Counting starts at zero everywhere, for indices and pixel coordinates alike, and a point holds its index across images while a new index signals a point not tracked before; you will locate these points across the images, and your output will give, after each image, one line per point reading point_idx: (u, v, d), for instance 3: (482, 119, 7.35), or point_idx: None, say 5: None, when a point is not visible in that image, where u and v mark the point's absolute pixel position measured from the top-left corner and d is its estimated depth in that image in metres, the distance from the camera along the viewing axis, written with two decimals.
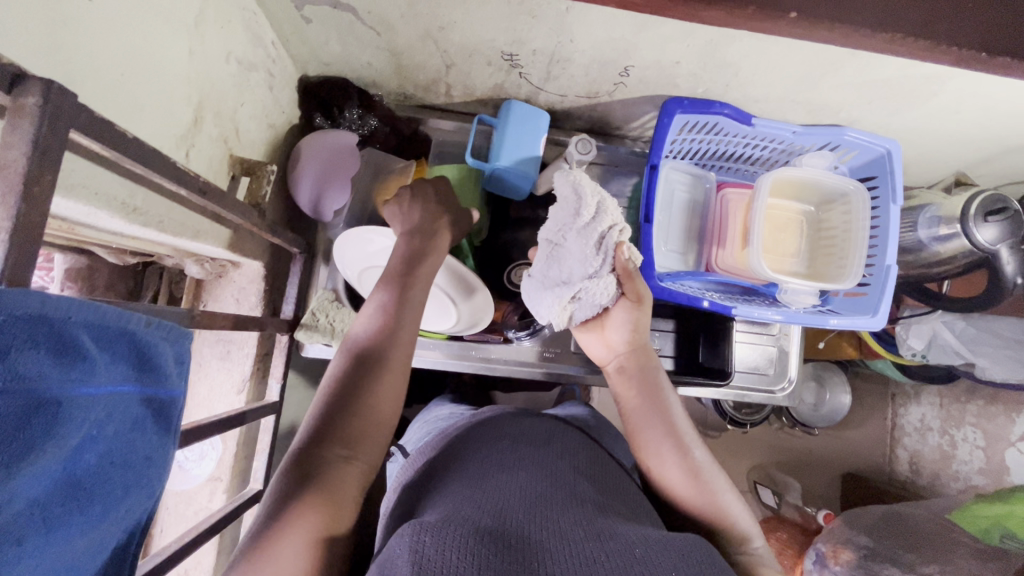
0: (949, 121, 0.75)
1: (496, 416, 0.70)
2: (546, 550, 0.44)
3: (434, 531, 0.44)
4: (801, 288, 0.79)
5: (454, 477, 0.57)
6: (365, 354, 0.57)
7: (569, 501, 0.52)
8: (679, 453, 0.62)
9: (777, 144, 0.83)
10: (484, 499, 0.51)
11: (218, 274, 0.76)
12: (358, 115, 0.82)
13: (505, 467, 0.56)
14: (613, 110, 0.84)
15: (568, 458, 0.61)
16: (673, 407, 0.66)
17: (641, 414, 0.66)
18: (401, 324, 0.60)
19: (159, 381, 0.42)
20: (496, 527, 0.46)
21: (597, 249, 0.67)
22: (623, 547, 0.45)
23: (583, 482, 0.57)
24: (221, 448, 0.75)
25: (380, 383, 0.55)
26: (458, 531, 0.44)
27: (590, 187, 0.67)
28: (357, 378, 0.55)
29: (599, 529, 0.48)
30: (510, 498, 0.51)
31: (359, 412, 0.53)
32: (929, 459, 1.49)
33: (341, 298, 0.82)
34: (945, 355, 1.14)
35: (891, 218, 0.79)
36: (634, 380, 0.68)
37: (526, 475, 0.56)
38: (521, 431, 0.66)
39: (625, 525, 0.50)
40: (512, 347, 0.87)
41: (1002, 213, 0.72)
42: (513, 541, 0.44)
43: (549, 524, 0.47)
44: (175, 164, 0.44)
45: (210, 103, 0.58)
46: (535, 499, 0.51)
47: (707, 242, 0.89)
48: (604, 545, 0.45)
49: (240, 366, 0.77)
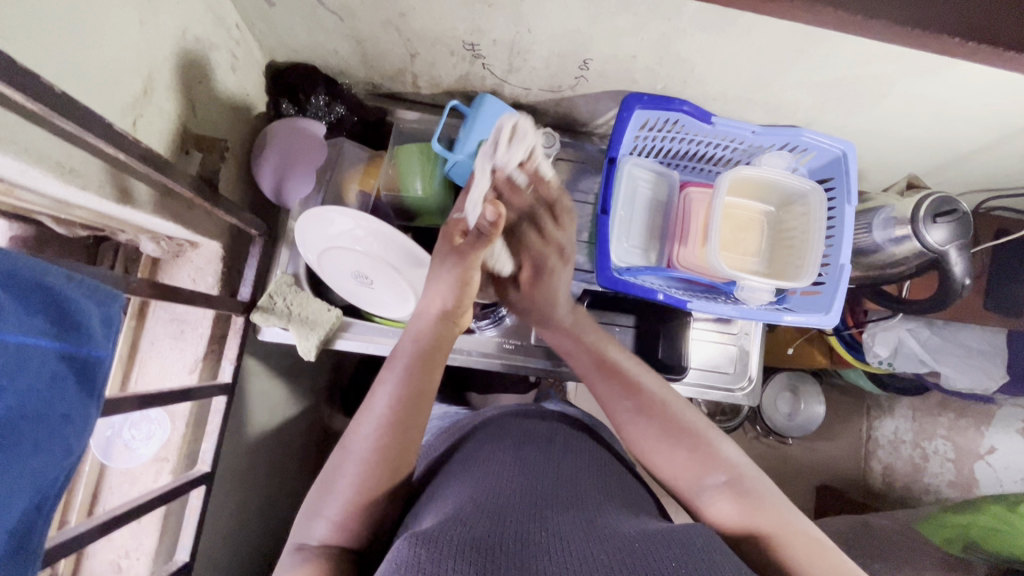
0: (901, 125, 0.77)
1: (498, 420, 0.73)
2: (547, 549, 0.46)
3: (430, 537, 0.45)
4: (757, 284, 0.81)
5: (457, 479, 0.60)
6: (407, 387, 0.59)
7: (573, 501, 0.55)
8: (631, 402, 0.65)
9: (737, 144, 0.84)
10: (484, 502, 0.52)
11: (174, 254, 0.76)
12: (325, 102, 0.82)
13: (506, 467, 0.60)
14: (577, 106, 0.85)
15: (574, 460, 0.65)
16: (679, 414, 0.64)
17: (594, 372, 0.69)
18: (429, 381, 0.60)
19: (83, 340, 0.43)
20: (495, 530, 0.47)
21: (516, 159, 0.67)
22: (626, 543, 0.47)
23: (585, 483, 0.60)
24: (169, 428, 0.74)
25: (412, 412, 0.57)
26: (455, 536, 0.45)
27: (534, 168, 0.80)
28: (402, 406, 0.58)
29: (601, 528, 0.50)
30: (510, 502, 0.53)
31: (386, 460, 0.55)
32: (901, 472, 1.50)
33: (300, 282, 0.83)
34: (910, 363, 1.15)
35: (846, 218, 0.81)
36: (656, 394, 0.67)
37: (527, 478, 0.58)
38: (524, 432, 0.69)
39: (626, 521, 0.53)
40: (474, 337, 0.88)
41: (950, 216, 0.74)
42: (511, 544, 0.46)
43: (552, 528, 0.49)
44: (110, 126, 0.45)
45: (163, 78, 0.58)
46: (535, 501, 0.54)
47: (669, 239, 0.91)
48: (607, 543, 0.47)
49: (194, 346, 0.76)
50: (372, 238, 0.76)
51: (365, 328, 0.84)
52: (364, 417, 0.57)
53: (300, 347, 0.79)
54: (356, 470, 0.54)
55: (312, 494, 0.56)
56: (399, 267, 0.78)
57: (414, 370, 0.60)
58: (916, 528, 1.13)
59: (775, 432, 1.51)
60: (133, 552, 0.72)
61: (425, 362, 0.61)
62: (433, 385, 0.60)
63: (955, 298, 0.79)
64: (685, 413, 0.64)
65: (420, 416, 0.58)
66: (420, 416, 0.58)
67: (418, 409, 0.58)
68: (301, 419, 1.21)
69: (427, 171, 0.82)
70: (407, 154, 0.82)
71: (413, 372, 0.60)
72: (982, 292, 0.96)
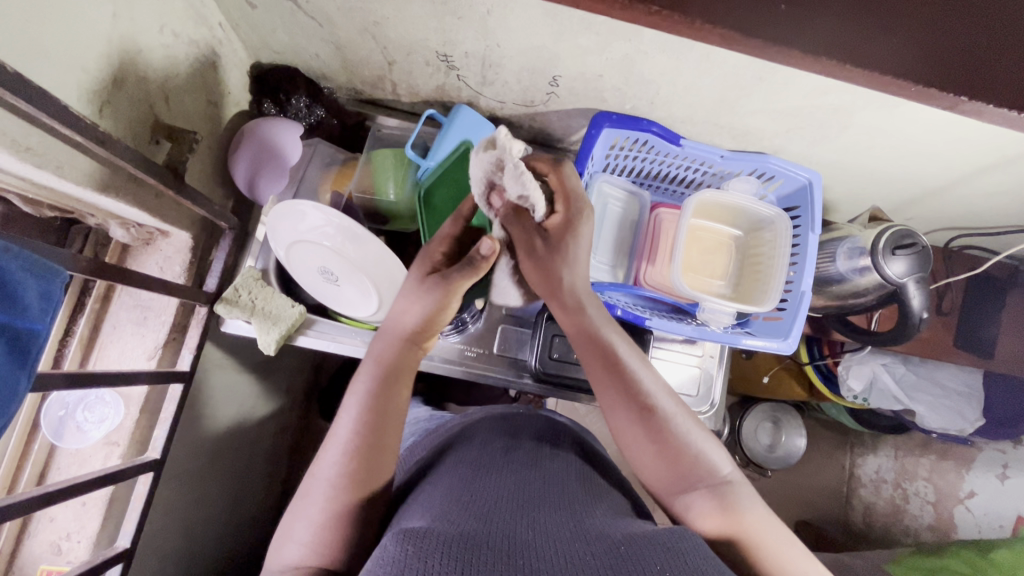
0: (865, 156, 0.78)
1: (482, 419, 0.74)
2: (535, 549, 0.46)
3: (416, 540, 0.45)
4: (718, 307, 0.82)
5: (445, 479, 0.59)
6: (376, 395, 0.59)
7: (559, 503, 0.55)
8: (634, 411, 0.60)
9: (706, 168, 0.86)
10: (470, 503, 0.53)
11: (145, 242, 0.77)
12: (305, 103, 0.85)
13: (495, 469, 0.60)
14: (551, 121, 0.87)
15: (559, 461, 0.65)
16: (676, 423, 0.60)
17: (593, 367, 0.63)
18: (394, 401, 0.60)
19: (17, 312, 0.44)
20: (479, 530, 0.48)
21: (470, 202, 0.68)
22: (610, 545, 0.47)
23: (571, 483, 0.61)
24: (123, 412, 0.75)
25: (382, 417, 0.58)
26: (440, 538, 0.45)
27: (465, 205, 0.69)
28: (371, 416, 0.58)
29: (588, 529, 0.51)
30: (496, 503, 0.53)
31: (353, 484, 0.54)
32: (881, 512, 1.47)
33: (267, 277, 0.85)
34: (884, 399, 1.13)
35: (809, 246, 0.81)
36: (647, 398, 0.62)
37: (514, 479, 0.58)
38: (514, 435, 0.69)
39: (609, 522, 0.53)
40: (437, 343, 0.88)
41: (908, 249, 0.74)
42: (499, 544, 0.46)
43: (539, 529, 0.49)
44: (65, 108, 0.47)
45: (134, 69, 0.61)
46: (523, 503, 0.54)
47: (637, 257, 0.91)
48: (594, 543, 0.47)
49: (155, 332, 0.77)
50: (340, 235, 0.77)
51: (329, 327, 0.85)
52: (331, 443, 0.57)
53: (259, 341, 0.79)
54: (324, 496, 0.54)
55: (286, 519, 0.56)
56: (363, 266, 0.78)
57: (378, 390, 0.60)
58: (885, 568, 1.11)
59: (754, 463, 1.48)
60: (74, 535, 0.71)
61: (392, 385, 0.60)
62: (399, 400, 0.60)
63: (915, 330, 0.79)
64: (685, 426, 0.60)
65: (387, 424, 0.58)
66: (388, 436, 0.58)
67: (382, 425, 0.58)
68: (273, 417, 1.21)
69: (400, 173, 0.84)
70: (381, 159, 0.83)
71: (376, 395, 0.59)
72: (953, 329, 0.96)
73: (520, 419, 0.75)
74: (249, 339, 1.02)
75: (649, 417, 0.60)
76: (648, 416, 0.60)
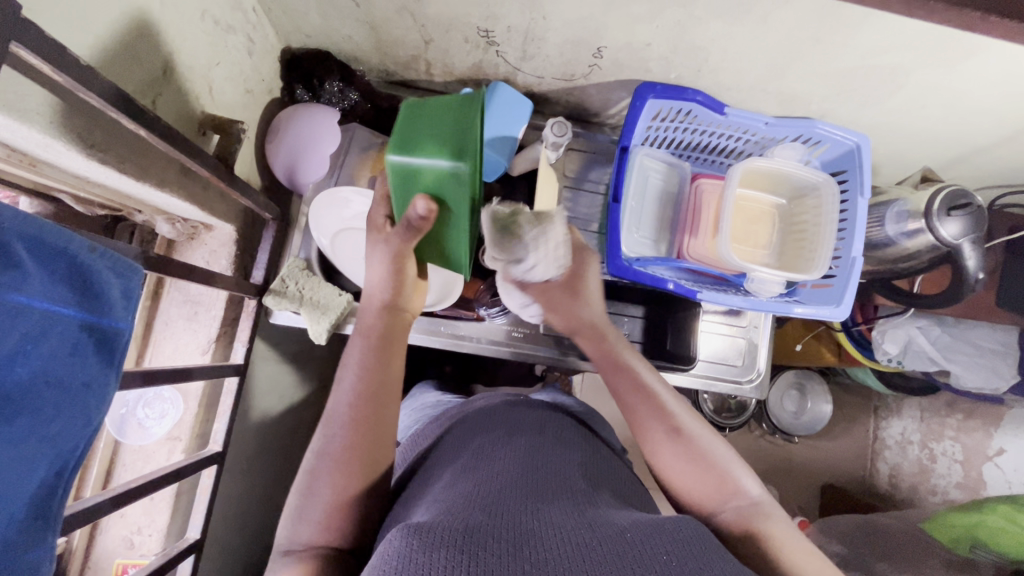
0: (916, 116, 0.77)
1: (491, 406, 0.74)
2: (541, 539, 0.44)
3: (424, 534, 0.43)
4: (768, 276, 0.80)
5: (453, 470, 0.59)
6: (373, 377, 0.60)
7: (565, 490, 0.54)
8: (665, 427, 0.63)
9: (749, 136, 0.84)
10: (476, 493, 0.51)
11: (189, 236, 0.77)
12: (339, 88, 0.83)
13: (502, 459, 0.58)
14: (589, 95, 0.85)
15: (563, 447, 0.64)
16: (701, 441, 0.62)
17: (622, 390, 0.67)
18: (388, 373, 0.61)
19: (103, 310, 0.43)
20: (487, 521, 0.46)
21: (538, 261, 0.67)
22: (618, 533, 0.45)
23: (575, 469, 0.59)
24: (182, 408, 0.75)
25: (382, 399, 0.59)
26: (445, 529, 0.44)
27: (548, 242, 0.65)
28: (374, 399, 0.59)
29: (594, 517, 0.49)
30: (502, 494, 0.51)
31: (355, 457, 0.56)
32: (908, 472, 1.53)
33: (312, 267, 0.83)
34: (920, 361, 1.15)
35: (858, 211, 0.81)
36: (653, 408, 0.64)
37: (518, 465, 0.57)
38: (516, 421, 0.69)
39: (617, 513, 0.51)
40: (483, 325, 0.88)
41: (964, 209, 0.73)
42: (504, 534, 0.44)
43: (543, 517, 0.48)
44: (131, 101, 0.46)
45: (180, 57, 0.59)
46: (528, 494, 0.52)
47: (679, 230, 0.90)
48: (600, 530, 0.46)
49: (206, 328, 0.77)
50: None
51: None
52: (331, 417, 0.59)
53: (310, 331, 0.79)
54: (330, 471, 0.55)
55: (290, 500, 0.56)
56: None
57: (372, 362, 0.61)
58: (922, 528, 1.22)
59: (781, 431, 1.51)
60: (145, 529, 0.72)
61: (385, 353, 0.62)
62: (395, 372, 0.62)
63: (970, 291, 0.78)
64: (717, 448, 0.62)
65: (382, 403, 0.59)
66: (387, 399, 0.60)
67: (381, 404, 0.59)
68: (314, 406, 1.23)
69: None
70: None
71: (373, 366, 0.61)
72: (994, 289, 0.97)
73: (539, 407, 0.75)
74: (289, 329, 1.03)
75: (677, 434, 0.63)
76: (680, 437, 0.62)
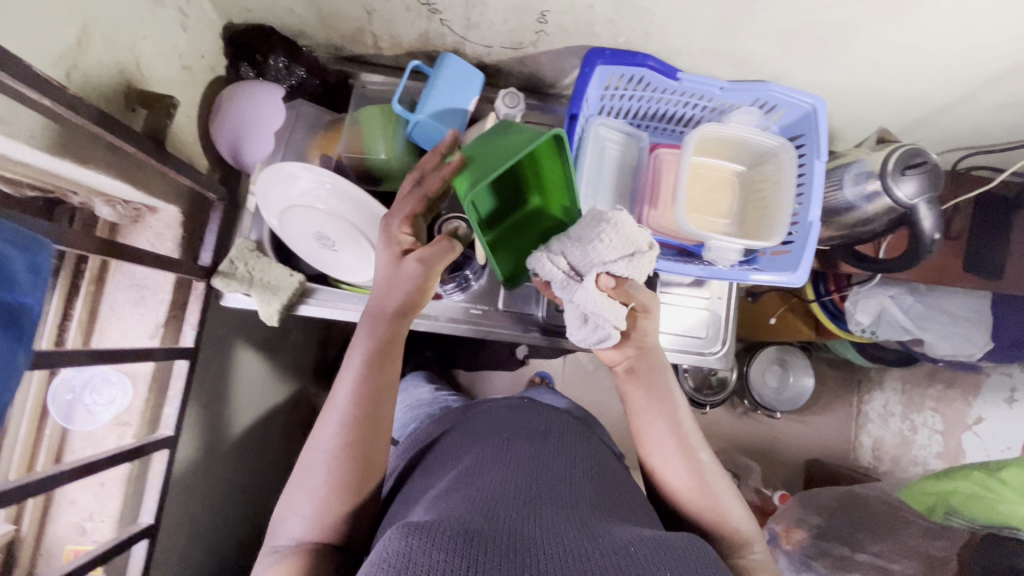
0: (871, 76, 0.75)
1: (495, 410, 0.76)
2: (542, 547, 0.47)
3: (423, 533, 0.46)
4: (725, 244, 0.79)
5: (457, 472, 0.62)
6: (371, 380, 0.63)
7: (569, 503, 0.56)
8: (680, 451, 0.69)
9: (706, 102, 0.83)
10: (478, 499, 0.54)
11: (133, 219, 0.75)
12: (284, 64, 0.81)
13: (507, 464, 0.61)
14: (541, 64, 0.84)
15: (565, 454, 0.66)
16: (710, 470, 0.69)
17: (643, 409, 0.72)
18: (387, 379, 0.64)
19: (5, 285, 0.42)
20: (487, 526, 0.49)
21: (578, 273, 0.69)
22: (621, 547, 0.48)
23: (578, 479, 0.62)
24: (131, 393, 0.74)
25: (376, 403, 0.62)
26: (447, 531, 0.47)
27: (595, 234, 0.67)
28: (371, 402, 0.62)
29: (597, 529, 0.52)
30: (506, 501, 0.54)
31: (348, 457, 0.59)
32: (890, 444, 1.54)
33: (263, 249, 0.82)
34: (893, 331, 1.15)
35: (815, 174, 0.79)
36: (674, 432, 0.70)
37: (520, 471, 0.60)
38: (521, 425, 0.71)
39: (619, 526, 0.54)
40: (441, 303, 0.86)
41: (919, 168, 0.72)
42: (505, 539, 0.48)
43: (547, 527, 0.50)
44: (29, 68, 0.45)
45: (100, 30, 0.57)
46: (531, 502, 0.54)
47: (639, 202, 0.89)
48: (603, 544, 0.49)
49: (154, 311, 0.76)
50: (334, 198, 0.76)
51: (330, 293, 0.83)
52: (328, 415, 0.61)
53: (262, 313, 0.78)
54: (327, 468, 0.58)
55: (285, 493, 0.60)
56: (360, 228, 0.77)
57: (371, 364, 0.64)
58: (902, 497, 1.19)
59: (763, 407, 1.51)
60: (97, 515, 0.72)
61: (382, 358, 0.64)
62: (393, 379, 0.64)
63: (927, 253, 0.76)
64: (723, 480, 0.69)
65: (381, 406, 0.62)
66: (385, 404, 0.63)
67: (378, 409, 0.62)
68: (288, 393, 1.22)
69: (387, 128, 0.81)
70: (368, 117, 0.81)
71: (370, 369, 0.63)
72: (960, 254, 0.96)
73: (546, 408, 0.78)
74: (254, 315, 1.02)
75: (691, 459, 0.69)
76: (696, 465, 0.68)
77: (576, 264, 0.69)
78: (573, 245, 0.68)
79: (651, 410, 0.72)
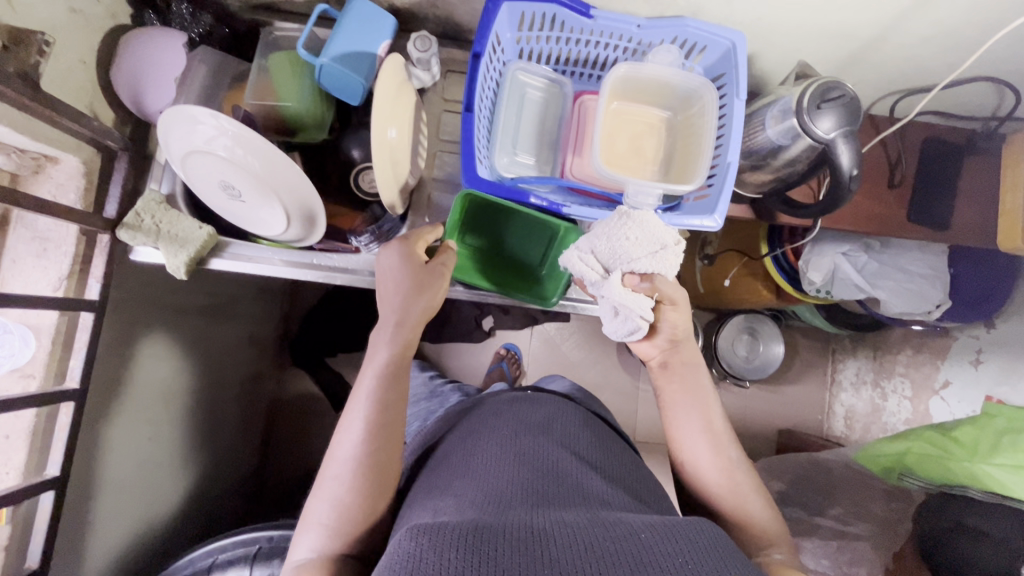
0: (789, 7, 0.72)
1: (504, 395, 0.79)
2: (551, 536, 0.49)
3: (433, 533, 0.49)
4: (643, 187, 0.76)
5: (463, 467, 0.64)
6: (385, 387, 0.68)
7: (573, 496, 0.58)
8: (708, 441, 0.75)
9: (626, 43, 0.80)
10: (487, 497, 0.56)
11: (35, 169, 0.73)
12: (188, 10, 0.80)
13: (511, 459, 0.62)
14: (455, 6, 0.81)
15: (566, 444, 0.68)
16: (735, 457, 0.75)
17: (677, 401, 0.79)
18: (399, 388, 0.69)
19: None
20: (498, 521, 0.51)
21: (606, 270, 0.74)
22: (630, 535, 0.50)
23: (584, 470, 0.64)
24: (33, 344, 0.73)
25: (390, 413, 0.67)
26: (456, 529, 0.49)
27: (618, 227, 0.70)
28: (387, 410, 0.67)
29: (604, 517, 0.54)
30: (513, 498, 0.56)
31: (369, 465, 0.64)
32: (862, 413, 1.51)
33: (175, 201, 0.82)
34: (847, 290, 1.11)
35: (735, 113, 0.76)
36: (705, 423, 0.76)
37: (522, 466, 0.61)
38: (526, 416, 0.73)
39: (627, 515, 0.56)
40: (362, 257, 0.85)
41: (835, 101, 0.69)
42: (516, 531, 0.49)
43: (555, 518, 0.52)
44: None
45: None
46: (538, 499, 0.56)
47: (563, 150, 0.87)
48: (609, 530, 0.51)
49: (57, 264, 0.74)
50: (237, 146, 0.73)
51: (244, 247, 0.82)
52: (347, 428, 0.66)
53: (168, 265, 0.77)
54: (349, 475, 0.63)
55: (308, 504, 0.64)
56: (266, 179, 0.75)
57: (386, 376, 0.69)
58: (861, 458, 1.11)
59: (731, 375, 1.48)
60: None
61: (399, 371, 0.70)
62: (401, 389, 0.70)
63: (847, 194, 0.74)
64: (742, 467, 0.75)
65: (396, 413, 0.67)
66: (399, 410, 0.68)
67: (393, 417, 0.67)
68: None
69: (296, 77, 0.80)
70: (278, 66, 0.80)
71: (385, 379, 0.69)
72: (905, 203, 0.92)
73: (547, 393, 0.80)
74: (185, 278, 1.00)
75: (718, 448, 0.75)
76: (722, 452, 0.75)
77: (607, 261, 0.73)
78: (601, 242, 0.71)
79: (685, 407, 0.78)
